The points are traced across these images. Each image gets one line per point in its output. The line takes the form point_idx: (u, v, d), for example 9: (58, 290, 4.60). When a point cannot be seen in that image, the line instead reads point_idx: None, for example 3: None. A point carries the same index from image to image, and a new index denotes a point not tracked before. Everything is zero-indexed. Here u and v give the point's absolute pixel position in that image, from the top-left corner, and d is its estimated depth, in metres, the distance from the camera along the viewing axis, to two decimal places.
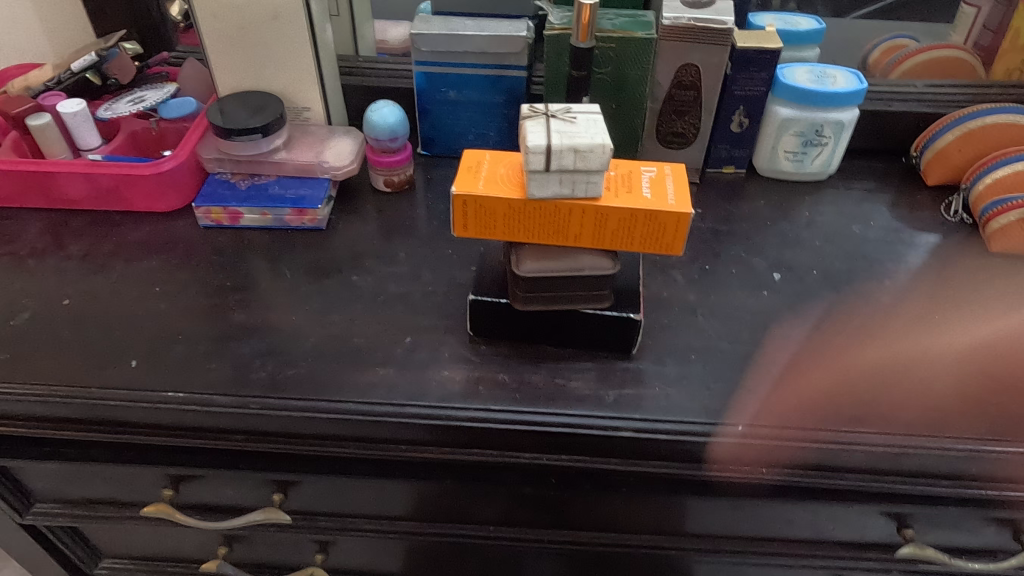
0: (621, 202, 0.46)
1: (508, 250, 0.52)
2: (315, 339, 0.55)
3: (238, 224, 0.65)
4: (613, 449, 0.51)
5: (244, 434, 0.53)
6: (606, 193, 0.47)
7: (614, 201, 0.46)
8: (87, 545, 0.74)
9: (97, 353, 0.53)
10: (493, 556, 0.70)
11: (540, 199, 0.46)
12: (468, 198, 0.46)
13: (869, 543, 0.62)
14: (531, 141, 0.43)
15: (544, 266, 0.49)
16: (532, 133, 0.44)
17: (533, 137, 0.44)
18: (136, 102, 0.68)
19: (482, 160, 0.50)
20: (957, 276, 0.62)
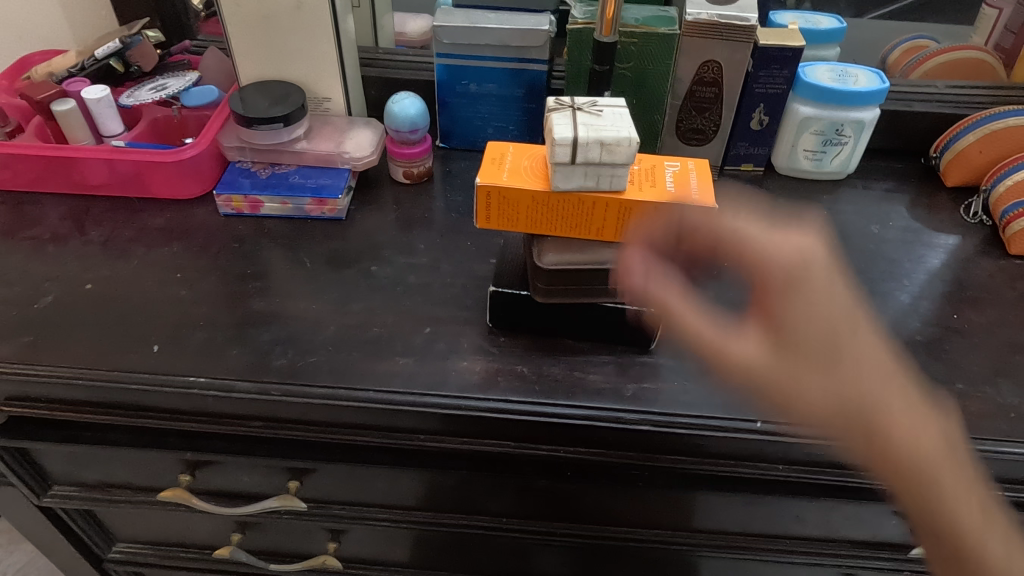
0: (647, 197, 0.48)
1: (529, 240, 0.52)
2: (335, 328, 0.55)
3: (258, 213, 0.66)
4: (630, 442, 0.52)
5: (263, 421, 0.53)
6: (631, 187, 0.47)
7: (639, 196, 0.48)
8: (102, 529, 0.75)
9: (120, 337, 0.54)
10: (504, 548, 0.70)
11: (565, 192, 0.46)
12: (492, 189, 0.46)
13: (882, 543, 0.62)
14: (557, 134, 0.43)
15: (565, 257, 0.49)
16: (560, 125, 0.44)
17: (559, 130, 0.44)
18: (158, 90, 0.68)
19: (505, 153, 0.50)
20: (976, 277, 0.61)
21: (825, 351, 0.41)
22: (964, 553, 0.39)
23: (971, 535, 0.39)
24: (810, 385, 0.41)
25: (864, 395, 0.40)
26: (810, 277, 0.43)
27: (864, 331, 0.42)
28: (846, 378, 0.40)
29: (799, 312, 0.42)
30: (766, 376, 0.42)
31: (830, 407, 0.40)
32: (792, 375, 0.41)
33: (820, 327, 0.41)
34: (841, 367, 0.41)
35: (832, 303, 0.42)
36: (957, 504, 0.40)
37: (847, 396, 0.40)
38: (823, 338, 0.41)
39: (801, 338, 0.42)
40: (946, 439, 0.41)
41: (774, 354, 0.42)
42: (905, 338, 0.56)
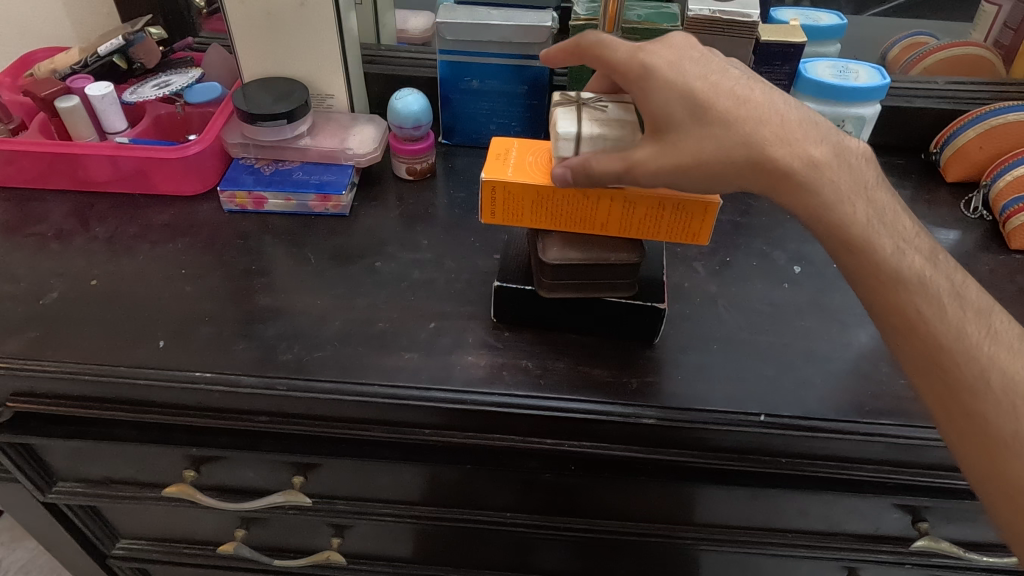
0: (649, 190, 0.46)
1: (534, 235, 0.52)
2: (340, 323, 0.55)
3: (262, 209, 0.66)
4: (634, 435, 0.52)
5: (269, 415, 0.54)
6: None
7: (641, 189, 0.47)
8: (105, 525, 0.75)
9: (126, 333, 0.54)
10: (507, 542, 0.71)
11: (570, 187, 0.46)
12: (496, 184, 0.47)
13: (883, 536, 0.62)
14: (561, 129, 0.44)
15: (569, 252, 0.50)
16: (563, 117, 0.45)
17: (563, 124, 0.44)
18: (161, 87, 0.69)
19: (510, 148, 0.50)
20: (977, 271, 0.62)
21: (689, 103, 0.42)
22: (902, 281, 0.39)
23: (911, 272, 0.39)
24: (691, 175, 0.42)
25: (699, 105, 0.42)
26: (671, 64, 0.43)
27: (763, 124, 0.41)
28: (730, 125, 0.41)
29: (658, 96, 0.42)
30: (695, 172, 0.42)
31: (728, 149, 0.41)
32: (677, 151, 0.42)
33: (687, 95, 0.42)
34: (691, 102, 0.42)
35: (689, 77, 0.42)
36: (844, 199, 0.40)
37: (743, 150, 0.41)
38: (687, 108, 0.42)
39: (677, 120, 0.42)
40: (860, 180, 0.41)
41: (669, 141, 0.42)
42: None
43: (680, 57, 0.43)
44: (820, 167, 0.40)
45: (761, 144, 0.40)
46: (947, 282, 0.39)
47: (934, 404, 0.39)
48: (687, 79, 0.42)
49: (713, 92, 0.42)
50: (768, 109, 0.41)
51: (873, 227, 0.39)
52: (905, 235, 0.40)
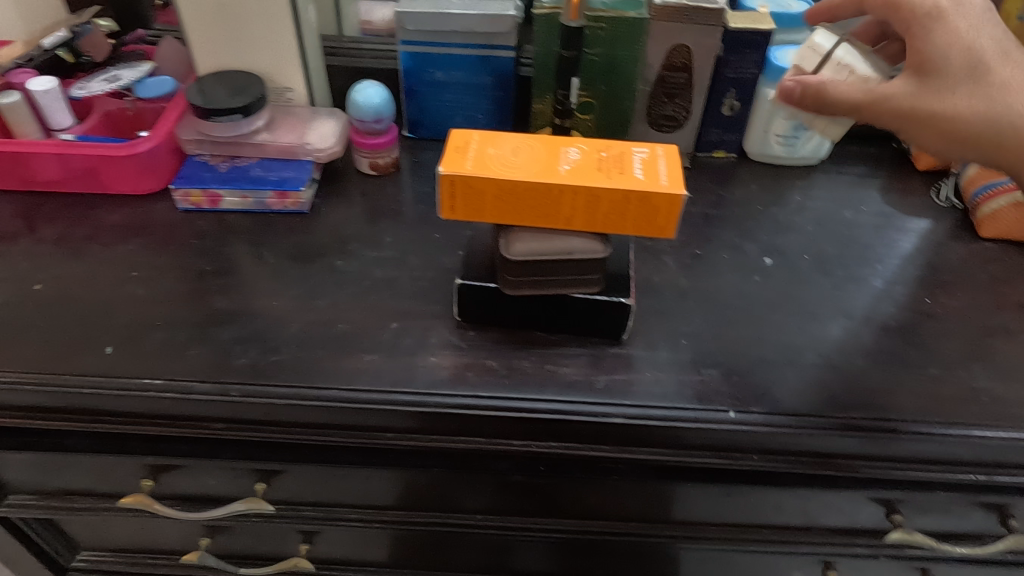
0: (613, 183, 0.45)
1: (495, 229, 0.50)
2: (299, 325, 0.53)
3: (218, 208, 0.63)
4: (604, 435, 0.50)
5: (225, 423, 0.52)
6: (599, 174, 0.46)
7: (605, 182, 0.45)
8: (64, 538, 0.72)
9: (73, 340, 0.52)
10: (481, 544, 0.69)
11: (533, 180, 0.45)
12: (456, 179, 0.45)
13: (859, 530, 0.62)
14: (819, 43, 0.52)
15: (530, 245, 0.48)
16: (825, 37, 0.53)
17: (823, 41, 0.53)
18: (111, 81, 0.65)
19: (471, 140, 0.48)
20: (949, 260, 0.61)
21: (970, 59, 0.43)
22: None
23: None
24: (934, 128, 0.43)
25: (979, 66, 0.43)
26: (963, 14, 0.45)
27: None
28: (1002, 89, 0.42)
29: (935, 42, 0.44)
30: (949, 130, 0.43)
31: (984, 113, 0.42)
32: (925, 102, 0.43)
33: (971, 54, 0.43)
34: (971, 60, 0.43)
35: (981, 34, 0.43)
36: None
37: (999, 119, 0.42)
38: (966, 62, 0.43)
39: (947, 72, 0.43)
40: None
41: (935, 88, 0.44)
42: (879, 323, 0.55)
43: (976, 25, 0.44)
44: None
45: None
46: None
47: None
48: (975, 43, 0.43)
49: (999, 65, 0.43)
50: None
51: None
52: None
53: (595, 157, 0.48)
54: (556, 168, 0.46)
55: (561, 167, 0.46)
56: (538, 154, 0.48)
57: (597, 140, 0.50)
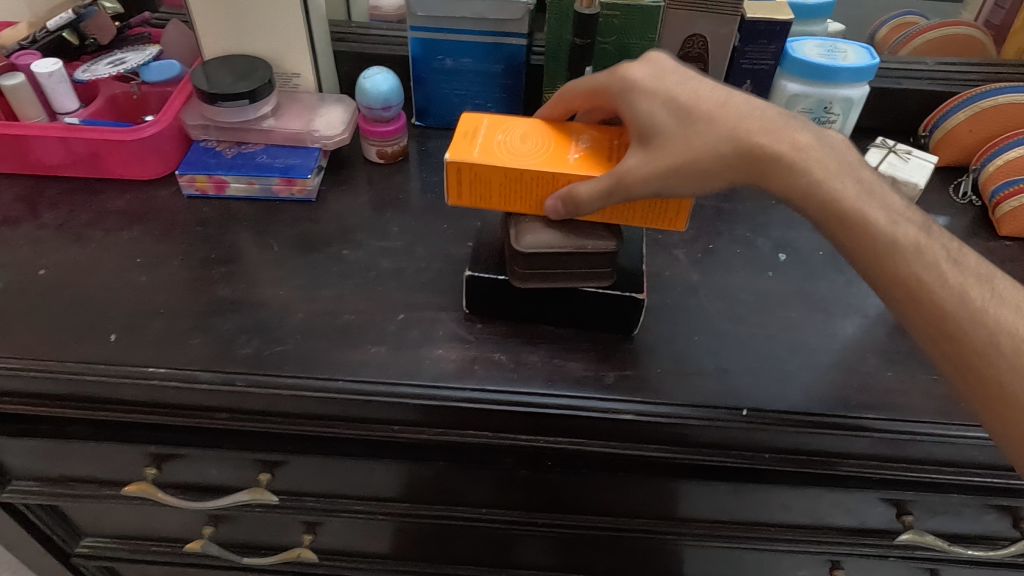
0: None
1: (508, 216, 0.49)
2: (304, 315, 0.53)
3: (223, 194, 0.62)
4: (613, 431, 0.50)
5: (228, 413, 0.51)
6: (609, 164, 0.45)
7: None
8: (68, 525, 0.72)
9: (75, 326, 0.51)
10: (484, 538, 0.69)
11: (540, 167, 0.44)
12: (462, 166, 0.44)
13: (867, 530, 0.61)
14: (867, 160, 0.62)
15: (569, 239, 0.47)
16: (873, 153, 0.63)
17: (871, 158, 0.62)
18: (115, 64, 0.64)
19: (479, 126, 0.47)
20: None
21: (671, 106, 0.42)
22: (899, 250, 0.39)
23: (904, 240, 0.39)
24: (681, 179, 0.42)
25: (682, 109, 0.42)
26: (654, 65, 0.45)
27: (749, 113, 0.42)
28: (706, 120, 0.42)
29: (639, 107, 0.43)
30: (685, 170, 0.41)
31: (705, 149, 0.41)
32: (652, 156, 0.42)
33: (670, 101, 0.43)
34: (671, 107, 0.42)
35: (667, 82, 0.43)
36: (833, 177, 0.40)
37: (724, 146, 0.41)
38: (667, 111, 0.42)
39: (649, 125, 0.43)
40: (843, 159, 0.41)
41: (652, 145, 0.42)
42: (893, 322, 0.54)
43: (659, 75, 0.44)
44: (805, 150, 0.41)
45: (746, 133, 0.41)
46: (941, 248, 0.39)
47: (916, 318, 0.39)
48: (669, 93, 0.43)
49: (690, 107, 0.42)
50: (752, 120, 0.42)
51: (848, 185, 0.40)
52: (869, 193, 0.40)
53: (606, 145, 0.46)
54: (565, 156, 0.45)
55: (571, 155, 0.45)
56: (548, 141, 0.47)
57: (611, 127, 0.48)
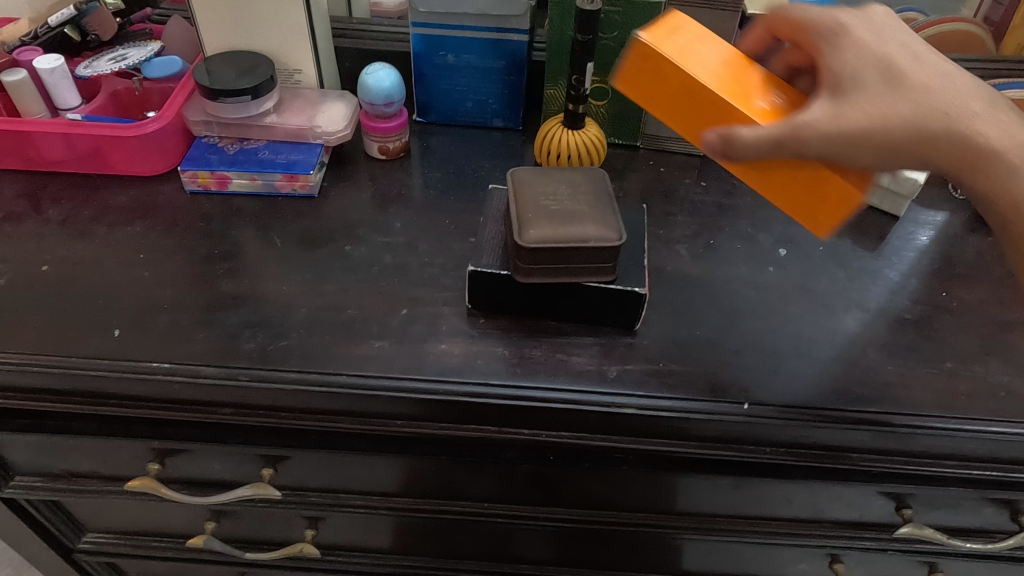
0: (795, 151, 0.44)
1: (511, 211, 0.49)
2: (308, 309, 0.53)
3: (225, 189, 0.63)
4: (616, 425, 0.50)
5: (232, 407, 0.51)
6: None
7: None
8: (70, 520, 0.72)
9: (80, 322, 0.51)
10: (486, 533, 0.69)
11: (718, 94, 0.44)
12: (650, 50, 0.44)
13: (867, 523, 0.61)
14: None
15: (546, 234, 0.47)
16: None
17: None
18: (117, 60, 0.64)
19: (685, 29, 0.47)
20: (965, 254, 0.60)
21: (886, 72, 0.41)
22: None
23: None
24: (859, 146, 0.40)
25: (897, 74, 0.41)
26: (866, 30, 0.44)
27: (970, 95, 0.41)
28: (919, 89, 0.40)
29: (848, 62, 0.43)
30: (868, 141, 0.40)
31: (906, 120, 0.40)
32: (854, 112, 0.40)
33: (886, 65, 0.42)
34: (886, 70, 0.41)
35: (885, 45, 0.42)
36: None
37: (922, 121, 0.40)
38: (877, 72, 0.41)
39: (859, 83, 0.41)
40: None
41: (842, 107, 0.41)
42: (894, 316, 0.55)
43: (881, 35, 0.43)
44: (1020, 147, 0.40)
45: (963, 117, 0.40)
46: None
47: None
48: (890, 56, 0.42)
49: (904, 74, 0.41)
50: (962, 99, 0.40)
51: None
52: None
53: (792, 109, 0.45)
54: (749, 99, 0.45)
55: (756, 101, 0.45)
56: (741, 77, 0.46)
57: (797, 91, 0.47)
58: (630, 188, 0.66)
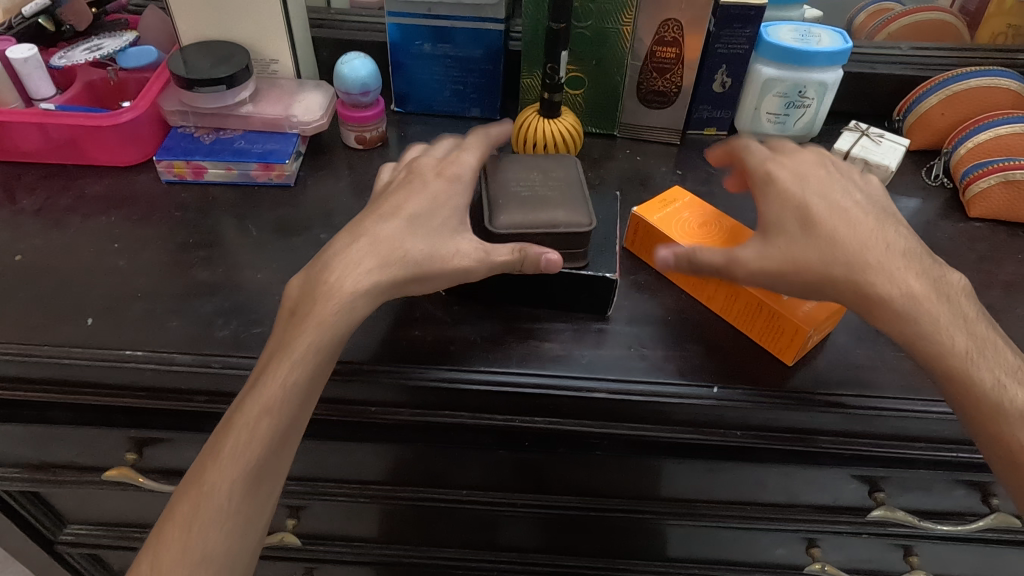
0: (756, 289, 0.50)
1: (483, 194, 0.50)
2: (282, 297, 0.53)
3: (202, 179, 0.63)
4: (589, 410, 0.51)
5: (207, 395, 0.52)
6: None
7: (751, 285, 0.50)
8: (51, 512, 0.72)
9: (53, 311, 0.51)
10: (467, 521, 0.70)
11: None
12: (640, 219, 0.55)
13: (841, 507, 0.62)
14: (837, 145, 0.62)
15: (486, 132, 0.55)
16: (847, 138, 0.62)
17: (841, 142, 0.62)
18: (91, 51, 0.64)
19: (680, 200, 0.57)
20: (938, 240, 0.61)
21: (802, 218, 0.48)
22: (1003, 411, 0.42)
23: (1013, 405, 0.42)
24: (788, 280, 0.46)
25: (809, 220, 0.47)
26: (793, 180, 0.50)
27: (870, 247, 0.46)
28: (829, 237, 0.46)
29: (774, 206, 0.49)
30: (796, 279, 0.46)
31: (815, 269, 0.46)
32: (775, 253, 0.47)
33: (801, 211, 0.48)
34: (802, 216, 0.48)
35: (808, 195, 0.49)
36: (942, 330, 0.44)
37: (830, 267, 0.45)
38: (798, 220, 0.48)
39: (784, 229, 0.48)
40: (960, 314, 0.44)
41: (768, 245, 0.47)
42: None
43: (805, 184, 0.50)
44: (916, 299, 0.44)
45: (865, 267, 0.45)
46: None
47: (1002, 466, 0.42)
48: (806, 202, 0.48)
49: (822, 225, 0.47)
50: (866, 250, 0.46)
51: (933, 325, 0.44)
52: (984, 350, 0.43)
53: None
54: None
55: None
56: (720, 235, 0.54)
57: None
58: (607, 176, 0.66)
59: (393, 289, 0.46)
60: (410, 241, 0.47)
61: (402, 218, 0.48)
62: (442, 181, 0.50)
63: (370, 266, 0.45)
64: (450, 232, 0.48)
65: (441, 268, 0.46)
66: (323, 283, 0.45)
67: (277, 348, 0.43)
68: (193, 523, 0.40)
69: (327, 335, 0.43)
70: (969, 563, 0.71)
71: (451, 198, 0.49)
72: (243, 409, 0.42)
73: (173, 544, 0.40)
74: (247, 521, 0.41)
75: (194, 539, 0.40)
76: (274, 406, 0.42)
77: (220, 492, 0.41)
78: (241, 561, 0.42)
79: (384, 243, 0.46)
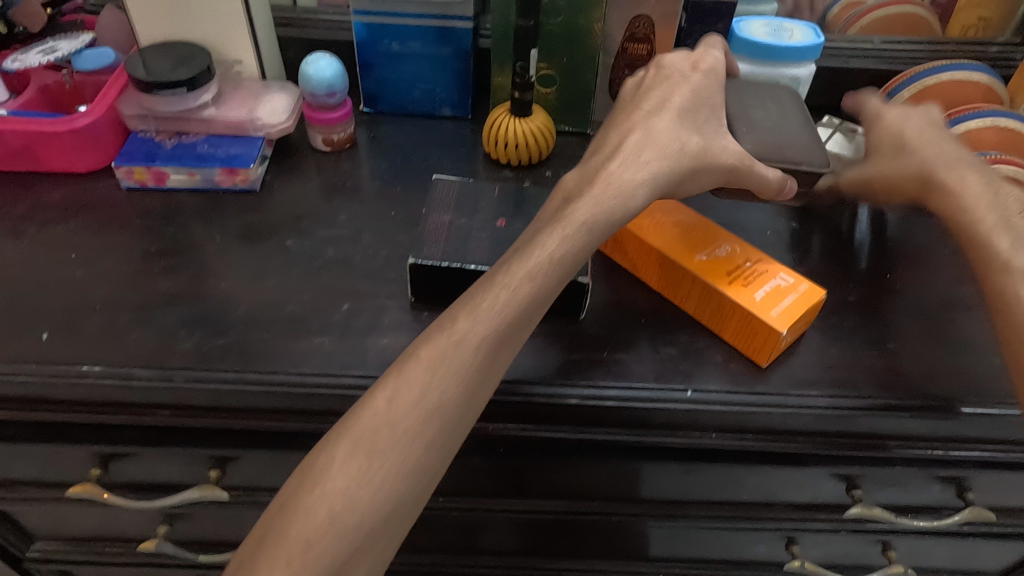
0: (727, 291, 0.49)
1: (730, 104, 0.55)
2: (247, 306, 0.52)
3: (164, 185, 0.61)
4: (563, 415, 0.50)
5: (171, 409, 0.50)
6: (725, 280, 0.50)
7: (722, 286, 0.49)
8: (17, 528, 0.70)
9: (6, 325, 0.49)
10: (445, 526, 0.69)
11: (663, 254, 0.52)
12: None
13: (819, 505, 0.62)
14: None
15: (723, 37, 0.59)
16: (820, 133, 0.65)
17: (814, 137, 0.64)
18: (45, 52, 0.60)
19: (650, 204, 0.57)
20: (911, 235, 0.61)
21: (894, 141, 0.55)
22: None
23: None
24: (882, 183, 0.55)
25: (904, 142, 0.54)
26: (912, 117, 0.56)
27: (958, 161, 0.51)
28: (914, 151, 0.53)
29: (875, 131, 0.57)
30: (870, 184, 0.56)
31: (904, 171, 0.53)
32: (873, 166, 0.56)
33: (896, 135, 0.55)
34: (897, 139, 0.55)
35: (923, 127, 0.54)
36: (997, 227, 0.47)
37: (924, 166, 0.52)
38: (895, 139, 0.55)
39: (882, 148, 0.56)
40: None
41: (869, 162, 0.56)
42: (840, 300, 0.55)
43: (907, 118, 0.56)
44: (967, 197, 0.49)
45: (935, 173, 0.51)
46: None
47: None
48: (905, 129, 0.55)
49: (942, 134, 0.54)
50: (946, 157, 0.52)
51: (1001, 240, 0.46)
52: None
53: (736, 264, 0.51)
54: (693, 254, 0.52)
55: (698, 255, 0.52)
56: (692, 237, 0.53)
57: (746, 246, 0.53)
58: None
59: (669, 183, 0.46)
60: (689, 139, 0.48)
61: (673, 113, 0.49)
62: (701, 75, 0.53)
63: (649, 159, 0.46)
64: (715, 134, 0.50)
65: (713, 165, 0.48)
66: (602, 171, 0.45)
67: (548, 223, 0.43)
68: (438, 370, 0.38)
69: (601, 214, 0.43)
70: (946, 556, 0.71)
71: (711, 99, 0.52)
72: (507, 270, 0.41)
73: (415, 382, 0.38)
74: (482, 384, 0.39)
75: (433, 382, 0.38)
76: (539, 273, 0.41)
77: (472, 338, 0.39)
78: (461, 426, 0.39)
79: (661, 136, 0.47)
